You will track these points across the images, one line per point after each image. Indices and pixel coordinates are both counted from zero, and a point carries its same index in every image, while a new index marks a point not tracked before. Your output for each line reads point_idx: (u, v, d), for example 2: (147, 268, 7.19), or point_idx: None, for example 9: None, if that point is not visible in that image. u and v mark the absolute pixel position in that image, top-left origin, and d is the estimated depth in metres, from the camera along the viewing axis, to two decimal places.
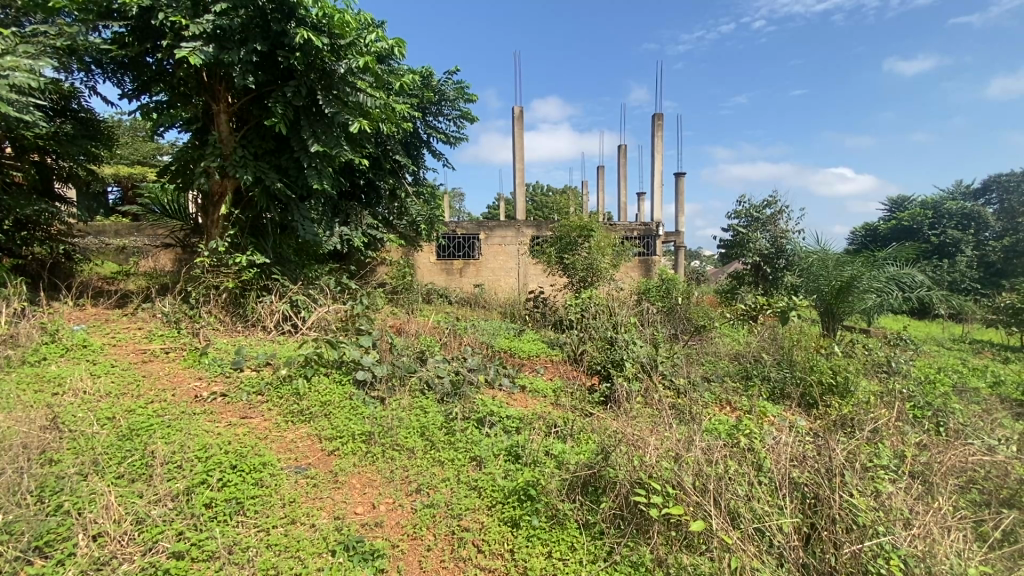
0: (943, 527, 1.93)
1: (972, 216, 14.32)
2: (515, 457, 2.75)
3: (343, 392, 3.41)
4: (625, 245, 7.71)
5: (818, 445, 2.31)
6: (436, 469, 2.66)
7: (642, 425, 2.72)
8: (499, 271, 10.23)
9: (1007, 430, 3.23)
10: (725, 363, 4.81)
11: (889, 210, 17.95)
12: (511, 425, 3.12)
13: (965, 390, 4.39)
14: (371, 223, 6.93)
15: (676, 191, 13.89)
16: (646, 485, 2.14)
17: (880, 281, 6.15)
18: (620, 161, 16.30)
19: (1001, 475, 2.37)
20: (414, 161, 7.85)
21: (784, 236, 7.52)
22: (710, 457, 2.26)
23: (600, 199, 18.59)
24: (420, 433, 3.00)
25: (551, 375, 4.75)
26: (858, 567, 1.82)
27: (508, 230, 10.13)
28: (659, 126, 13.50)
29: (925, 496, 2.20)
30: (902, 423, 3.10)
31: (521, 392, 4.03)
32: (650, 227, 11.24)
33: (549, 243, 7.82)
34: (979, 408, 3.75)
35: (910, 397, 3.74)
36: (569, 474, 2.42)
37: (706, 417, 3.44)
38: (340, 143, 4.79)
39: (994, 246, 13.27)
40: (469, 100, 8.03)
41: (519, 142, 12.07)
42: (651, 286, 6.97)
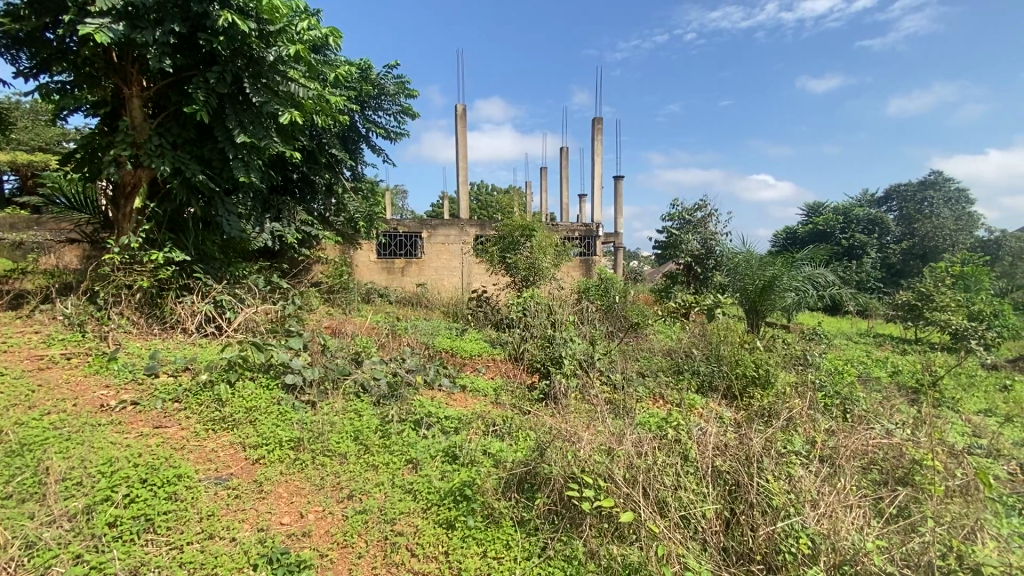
0: (845, 506, 2.09)
1: (876, 223, 15.68)
2: (452, 457, 2.72)
3: (270, 396, 3.23)
4: (566, 245, 7.86)
5: (739, 435, 2.45)
6: (369, 474, 2.57)
7: (577, 421, 2.79)
8: (442, 270, 10.14)
9: (902, 415, 3.59)
10: (659, 359, 5.01)
11: (805, 215, 19.42)
12: (449, 426, 3.07)
13: (868, 379, 4.83)
14: (305, 219, 6.60)
15: (615, 193, 14.33)
16: (579, 480, 2.19)
17: (797, 280, 6.62)
18: (562, 163, 16.64)
19: (895, 456, 2.62)
20: (353, 155, 7.61)
21: (713, 238, 7.92)
22: (640, 449, 2.34)
23: (543, 200, 18.89)
24: (354, 437, 2.90)
25: (492, 374, 4.72)
26: (771, 547, 1.93)
27: (451, 228, 10.09)
28: (598, 130, 13.87)
29: (831, 477, 2.39)
30: (814, 410, 3.36)
31: (461, 392, 3.99)
32: (591, 228, 11.53)
33: (491, 242, 7.82)
34: (880, 395, 4.13)
35: (821, 387, 4.06)
36: (504, 473, 2.44)
37: (640, 411, 3.57)
38: (269, 135, 4.54)
39: (894, 250, 14.83)
40: (409, 96, 7.89)
41: (462, 140, 12.00)
42: (591, 287, 7.14)
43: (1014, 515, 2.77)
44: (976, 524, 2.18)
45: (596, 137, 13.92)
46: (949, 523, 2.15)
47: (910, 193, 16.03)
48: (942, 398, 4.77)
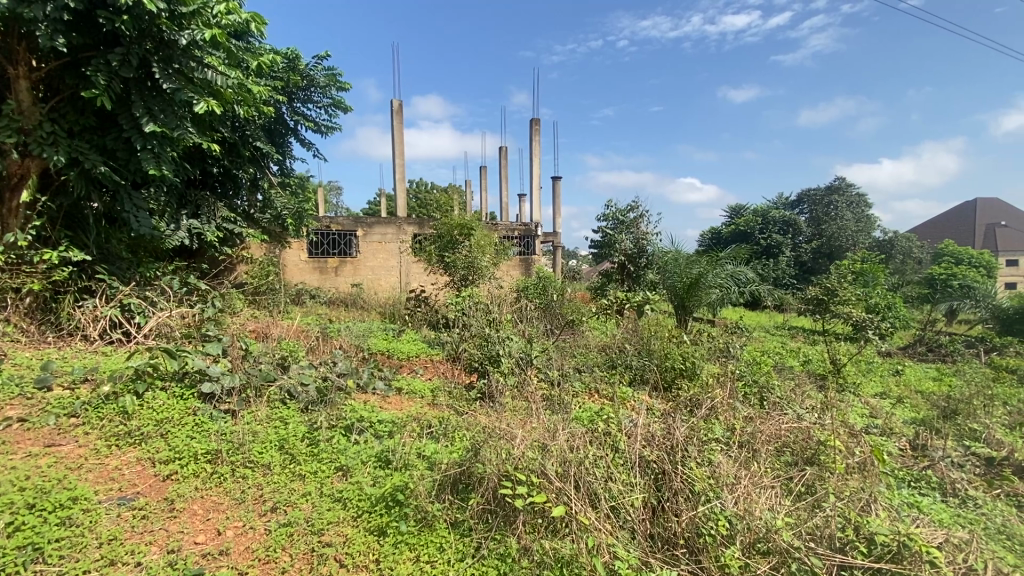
0: (759, 487, 2.25)
1: (789, 224, 16.93)
2: (385, 462, 2.65)
3: (185, 407, 3.00)
4: (505, 244, 7.90)
5: (666, 425, 2.56)
6: (295, 485, 2.45)
7: (512, 419, 2.80)
8: (378, 270, 9.85)
9: (811, 400, 3.91)
10: (594, 355, 5.15)
11: (728, 216, 20.69)
12: (382, 430, 2.98)
13: (783, 368, 5.23)
14: (226, 216, 6.18)
15: (553, 194, 14.58)
16: (512, 478, 2.19)
17: (721, 278, 7.05)
18: (501, 162, 16.73)
19: (803, 439, 2.84)
20: (279, 149, 7.23)
21: (645, 237, 8.25)
22: (573, 444, 2.39)
23: (483, 200, 18.91)
24: (278, 446, 2.75)
25: (429, 375, 4.66)
26: (693, 530, 2.04)
27: (387, 227, 9.84)
28: (536, 130, 14.07)
29: (748, 461, 2.56)
30: (734, 399, 3.59)
31: (396, 395, 3.90)
32: (530, 228, 11.66)
33: (429, 241, 7.71)
34: (793, 383, 4.48)
35: (741, 376, 4.34)
36: (438, 474, 2.41)
37: (576, 406, 3.66)
38: (183, 125, 4.22)
39: (805, 249, 16.23)
40: (341, 89, 7.60)
41: (399, 137, 11.73)
42: (529, 287, 7.21)
43: (903, 487, 3.10)
44: (870, 496, 2.42)
45: (534, 138, 14.09)
46: (847, 498, 2.37)
47: (819, 198, 17.32)
48: (845, 384, 5.25)
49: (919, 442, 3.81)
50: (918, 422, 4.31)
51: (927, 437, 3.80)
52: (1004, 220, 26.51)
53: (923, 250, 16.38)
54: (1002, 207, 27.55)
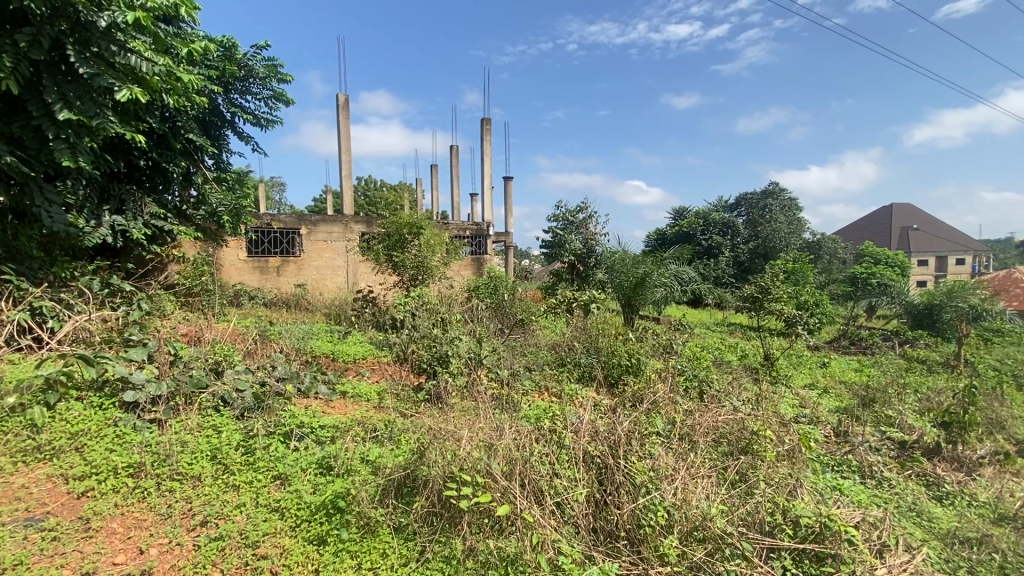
0: (695, 478, 2.35)
1: (728, 225, 17.84)
2: (326, 469, 2.56)
3: (104, 418, 2.78)
4: (455, 243, 7.84)
5: (610, 421, 2.64)
6: (228, 496, 2.32)
7: (458, 420, 2.78)
8: (323, 270, 9.50)
9: (746, 392, 4.14)
10: (544, 353, 5.21)
11: (672, 218, 21.48)
12: (324, 436, 2.88)
13: (721, 363, 5.49)
14: (155, 212, 5.77)
15: (504, 194, 14.64)
16: (457, 479, 2.17)
17: (665, 277, 7.28)
18: (452, 161, 16.60)
19: (738, 429, 2.99)
20: (215, 142, 6.85)
21: (593, 238, 8.43)
22: (518, 443, 2.41)
23: (434, 198, 18.70)
24: (210, 456, 2.60)
25: (376, 377, 4.54)
26: (633, 522, 2.10)
27: (333, 225, 9.52)
28: (487, 130, 14.07)
29: (686, 452, 2.68)
30: (674, 393, 3.74)
31: (340, 399, 3.79)
32: (481, 227, 11.64)
33: (377, 239, 7.54)
34: (730, 377, 4.73)
35: (683, 371, 4.53)
36: (381, 479, 2.35)
37: (526, 405, 3.69)
38: (103, 114, 3.90)
39: (742, 250, 17.18)
40: (282, 81, 7.29)
41: (345, 132, 11.38)
42: (480, 287, 7.21)
43: (827, 471, 3.33)
44: (796, 482, 2.58)
45: (485, 137, 14.08)
46: (776, 484, 2.51)
47: (755, 201, 18.24)
48: (778, 376, 5.59)
49: (842, 428, 4.10)
50: (841, 410, 4.65)
51: (848, 425, 4.10)
52: (915, 223, 29.07)
53: (847, 251, 17.66)
54: (914, 211, 30.14)
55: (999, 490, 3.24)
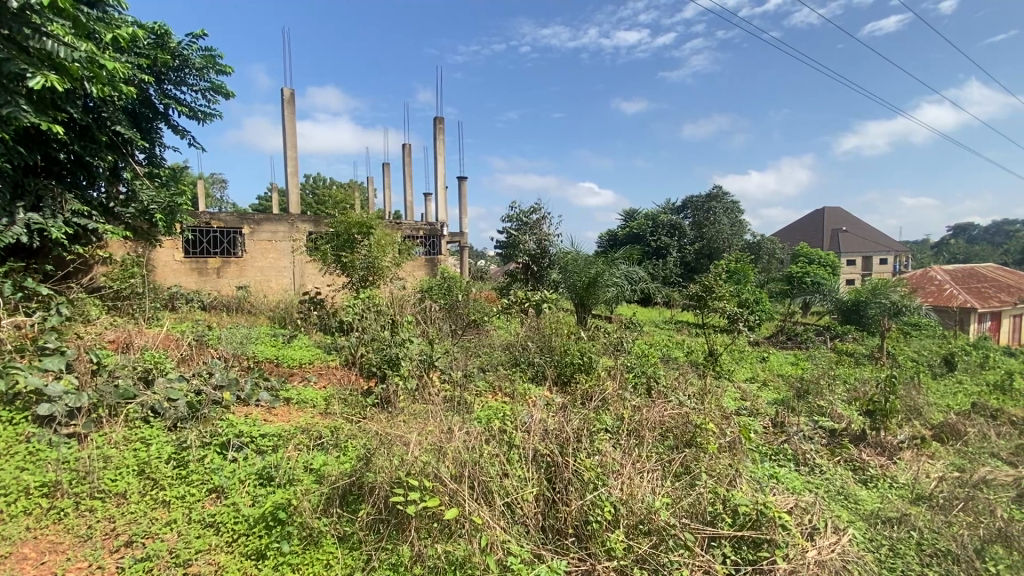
0: (641, 472, 2.41)
1: (676, 227, 18.49)
2: (267, 479, 2.45)
3: (15, 434, 2.55)
4: (407, 243, 7.71)
5: (559, 420, 2.67)
6: (157, 513, 2.18)
7: (407, 423, 2.74)
8: (267, 271, 9.09)
9: (691, 387, 4.31)
10: (498, 353, 5.21)
11: (623, 219, 22.03)
12: (265, 445, 2.76)
13: (669, 359, 5.68)
14: (77, 210, 5.34)
15: (458, 194, 14.55)
16: (404, 484, 2.13)
17: (617, 276, 7.45)
18: (404, 160, 16.32)
19: (683, 424, 3.08)
20: (146, 135, 6.42)
21: (546, 238, 8.51)
22: (468, 445, 2.41)
23: (386, 197, 18.33)
24: (137, 471, 2.43)
25: (323, 382, 4.40)
26: (581, 519, 2.13)
27: (278, 224, 9.14)
28: (440, 129, 13.93)
29: (634, 447, 2.75)
30: (623, 390, 3.83)
31: (283, 406, 3.64)
32: (434, 227, 11.50)
33: (325, 239, 7.31)
34: (676, 372, 4.90)
35: (631, 368, 4.65)
36: (325, 488, 2.27)
37: (478, 406, 3.68)
38: (14, 102, 3.57)
39: (689, 250, 17.87)
40: (220, 73, 6.93)
41: (291, 128, 10.95)
42: (433, 287, 7.13)
43: (765, 460, 3.52)
44: (736, 472, 2.70)
45: (438, 137, 13.93)
46: (717, 475, 2.62)
47: (700, 204, 18.96)
48: (721, 371, 5.85)
49: (779, 419, 4.33)
50: (778, 402, 4.91)
51: (784, 416, 4.34)
52: (844, 225, 31.17)
53: (784, 251, 18.70)
54: (843, 214, 32.29)
55: (916, 471, 3.52)
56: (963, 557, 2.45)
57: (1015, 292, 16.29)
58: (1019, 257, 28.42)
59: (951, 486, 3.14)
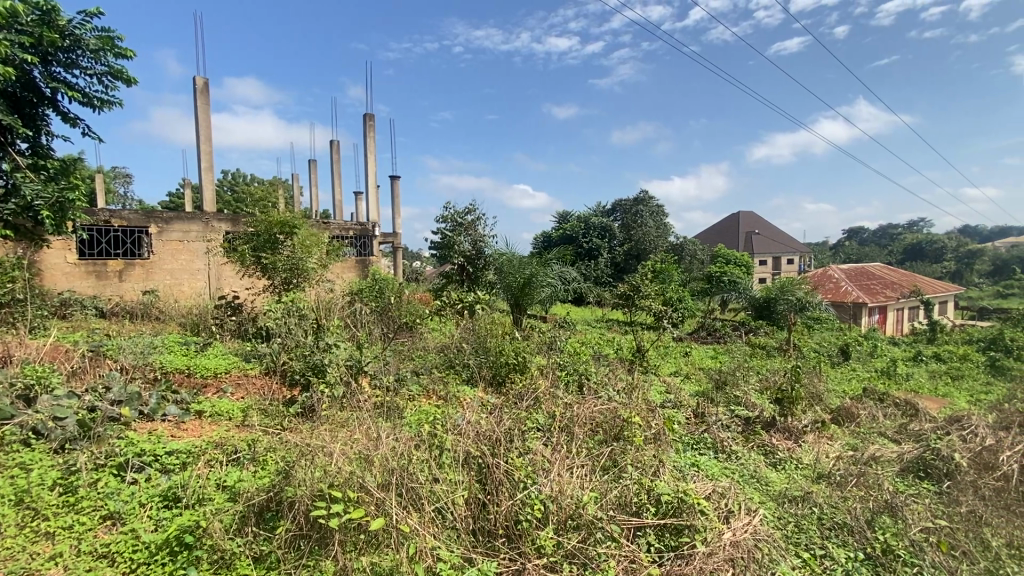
0: (570, 468, 2.47)
1: (606, 229, 19.16)
2: (173, 500, 2.26)
3: None
4: (335, 243, 7.41)
5: (491, 421, 2.68)
6: (38, 547, 1.94)
7: (331, 432, 2.63)
8: (178, 273, 8.39)
9: (620, 382, 4.46)
10: (432, 356, 5.12)
11: (557, 220, 22.50)
12: (172, 463, 2.54)
13: (600, 356, 5.86)
14: None
15: (390, 193, 14.20)
16: (326, 496, 2.04)
17: (551, 276, 7.56)
18: (333, 157, 15.68)
19: (612, 418, 3.18)
20: (30, 122, 5.72)
21: (481, 239, 8.49)
22: (395, 451, 2.36)
23: (314, 196, 17.53)
24: (14, 502, 2.15)
25: (241, 392, 4.12)
26: (512, 519, 2.14)
27: (190, 223, 8.46)
28: (370, 126, 13.51)
29: (565, 444, 2.80)
30: (555, 388, 3.90)
31: (195, 419, 3.37)
32: (365, 228, 11.14)
33: (243, 240, 6.85)
34: (607, 369, 5.06)
35: (563, 366, 4.74)
36: (239, 506, 2.13)
37: (409, 411, 3.60)
38: None
39: (619, 252, 18.64)
40: (120, 56, 6.31)
41: (205, 119, 10.18)
42: (364, 289, 6.90)
43: (688, 449, 3.72)
44: (660, 463, 2.83)
45: (368, 134, 13.51)
46: (642, 467, 2.74)
47: (629, 207, 19.74)
48: (648, 367, 6.11)
49: (700, 410, 4.59)
50: (700, 394, 5.21)
51: (705, 407, 4.61)
52: (757, 228, 33.73)
53: (704, 251, 19.91)
54: (755, 218, 34.92)
55: (817, 452, 3.87)
56: (857, 528, 2.72)
57: (897, 288, 18.40)
58: (901, 256, 32.11)
59: (846, 463, 3.48)
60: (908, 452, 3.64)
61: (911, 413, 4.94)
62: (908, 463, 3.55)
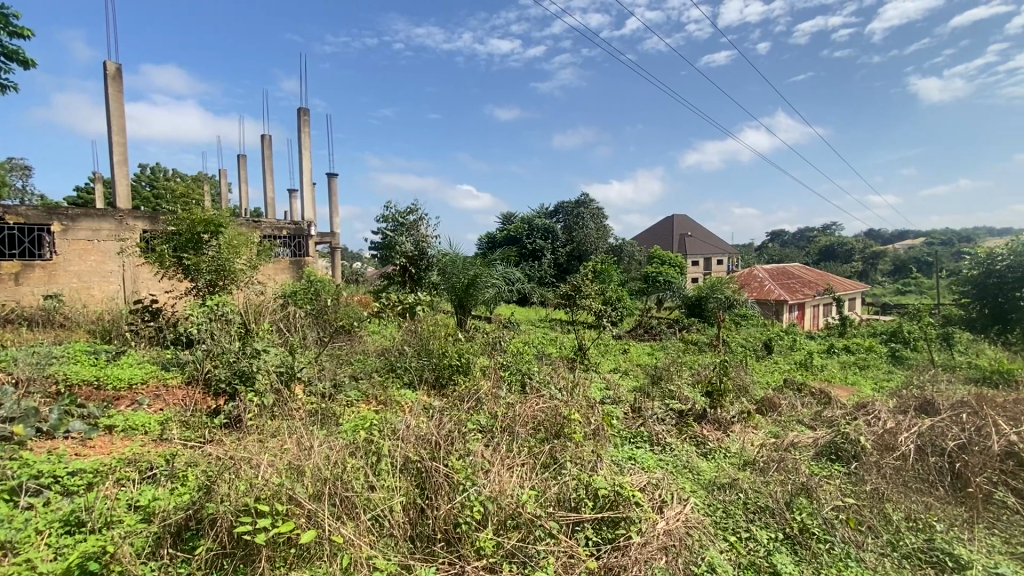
0: (509, 468, 2.49)
1: (549, 230, 19.46)
2: (75, 525, 2.06)
3: None
4: (266, 243, 7.04)
5: (431, 425, 2.66)
6: None
7: (260, 443, 2.50)
8: (86, 276, 7.65)
9: (561, 380, 4.55)
10: (372, 360, 4.99)
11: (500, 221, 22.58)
12: (75, 484, 2.31)
13: (543, 355, 5.94)
14: None
15: (328, 191, 13.69)
16: (252, 511, 1.93)
17: (495, 276, 7.56)
18: (264, 152, 14.90)
19: (553, 415, 3.23)
20: None
21: (424, 240, 8.36)
22: (328, 460, 2.28)
23: (244, 192, 16.59)
24: None
25: (159, 403, 3.82)
26: (451, 522, 2.12)
27: (101, 221, 7.74)
28: (305, 121, 12.95)
29: (506, 443, 2.82)
30: (498, 388, 3.91)
31: (104, 435, 3.09)
32: (300, 227, 10.68)
33: (162, 239, 6.36)
34: (549, 368, 5.14)
35: (507, 366, 4.77)
36: (152, 527, 1.97)
37: (347, 417, 3.49)
38: None
39: (562, 253, 19.02)
40: (15, 35, 5.68)
41: (117, 108, 9.36)
42: (298, 291, 6.61)
43: (626, 443, 3.86)
44: (598, 458, 2.91)
45: (303, 129, 12.95)
46: (581, 462, 2.80)
47: (570, 208, 20.15)
48: (589, 364, 6.27)
49: (637, 404, 4.77)
50: (638, 389, 5.41)
51: (642, 402, 4.79)
52: (690, 230, 35.48)
53: (642, 252, 20.70)
54: (688, 221, 36.73)
55: (743, 441, 4.12)
56: (777, 510, 2.93)
57: (813, 286, 20.00)
58: (817, 257, 34.89)
59: (768, 450, 3.74)
60: (822, 437, 3.97)
61: (825, 401, 5.38)
62: (822, 447, 3.86)
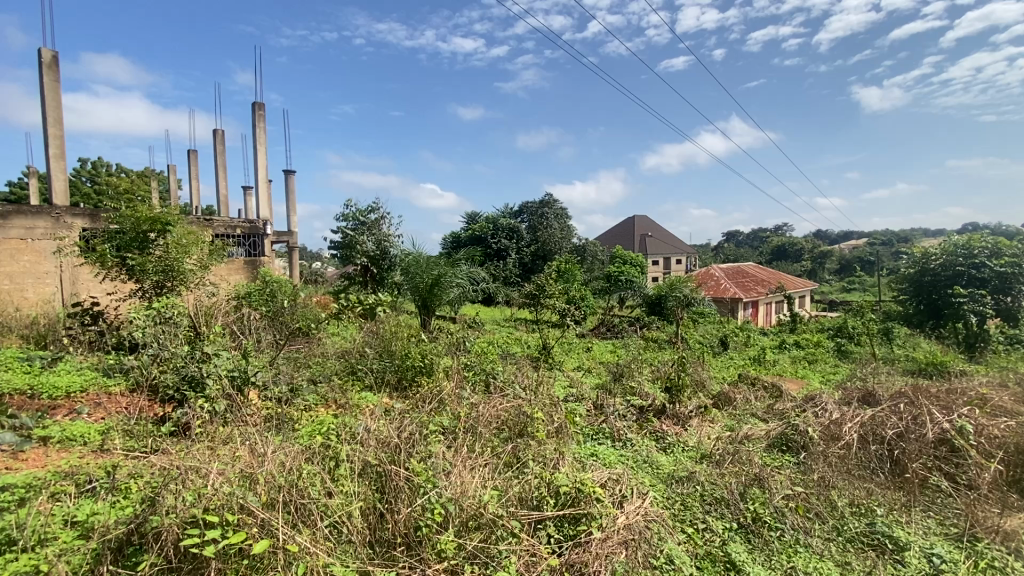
0: (471, 469, 2.48)
1: (513, 229, 19.49)
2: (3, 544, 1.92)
3: None
4: (219, 243, 6.76)
5: (392, 428, 2.62)
6: None
7: (210, 451, 2.40)
8: (18, 277, 7.14)
9: (525, 379, 4.57)
10: (332, 362, 4.87)
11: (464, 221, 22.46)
12: (3, 501, 2.16)
13: (506, 355, 5.95)
14: None
15: (285, 189, 13.28)
16: (200, 523, 1.85)
17: (460, 276, 7.51)
18: (217, 148, 14.30)
19: (516, 415, 3.25)
20: None
21: (386, 239, 8.22)
22: (283, 467, 2.22)
23: (195, 189, 15.86)
24: None
25: (100, 412, 3.61)
26: (411, 525, 2.10)
27: (35, 219, 7.24)
28: (260, 116, 12.51)
29: (469, 444, 2.82)
30: (460, 388, 3.89)
31: (37, 448, 2.89)
32: (255, 226, 10.31)
33: (104, 238, 6.00)
34: (513, 367, 5.16)
35: (470, 366, 4.75)
36: (91, 544, 1.87)
37: (305, 422, 3.40)
38: None
39: (526, 253, 19.10)
40: None
41: (53, 98, 8.77)
42: (253, 293, 6.38)
43: (588, 440, 3.92)
44: (560, 456, 2.94)
45: (258, 124, 12.50)
46: (543, 460, 2.83)
47: (534, 208, 20.26)
48: (553, 363, 6.32)
49: (599, 402, 4.85)
50: (600, 386, 5.50)
51: (604, 399, 4.87)
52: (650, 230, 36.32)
53: (604, 252, 21.04)
54: (649, 221, 37.60)
55: (700, 435, 4.26)
56: (731, 501, 3.04)
57: (766, 285, 20.84)
58: (769, 257, 36.40)
59: (724, 443, 3.87)
60: (773, 429, 4.15)
61: (776, 394, 5.62)
62: (773, 439, 4.03)
